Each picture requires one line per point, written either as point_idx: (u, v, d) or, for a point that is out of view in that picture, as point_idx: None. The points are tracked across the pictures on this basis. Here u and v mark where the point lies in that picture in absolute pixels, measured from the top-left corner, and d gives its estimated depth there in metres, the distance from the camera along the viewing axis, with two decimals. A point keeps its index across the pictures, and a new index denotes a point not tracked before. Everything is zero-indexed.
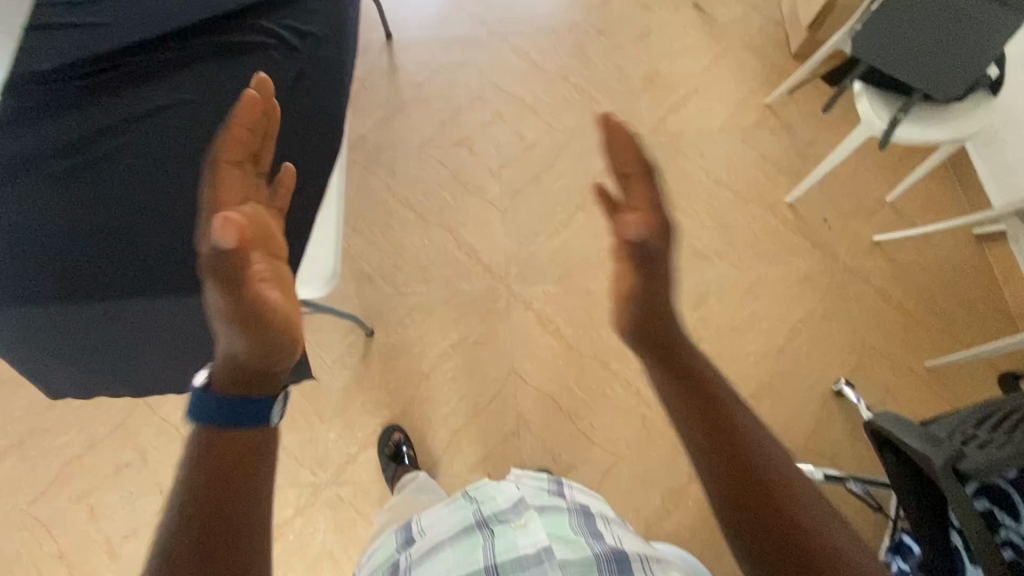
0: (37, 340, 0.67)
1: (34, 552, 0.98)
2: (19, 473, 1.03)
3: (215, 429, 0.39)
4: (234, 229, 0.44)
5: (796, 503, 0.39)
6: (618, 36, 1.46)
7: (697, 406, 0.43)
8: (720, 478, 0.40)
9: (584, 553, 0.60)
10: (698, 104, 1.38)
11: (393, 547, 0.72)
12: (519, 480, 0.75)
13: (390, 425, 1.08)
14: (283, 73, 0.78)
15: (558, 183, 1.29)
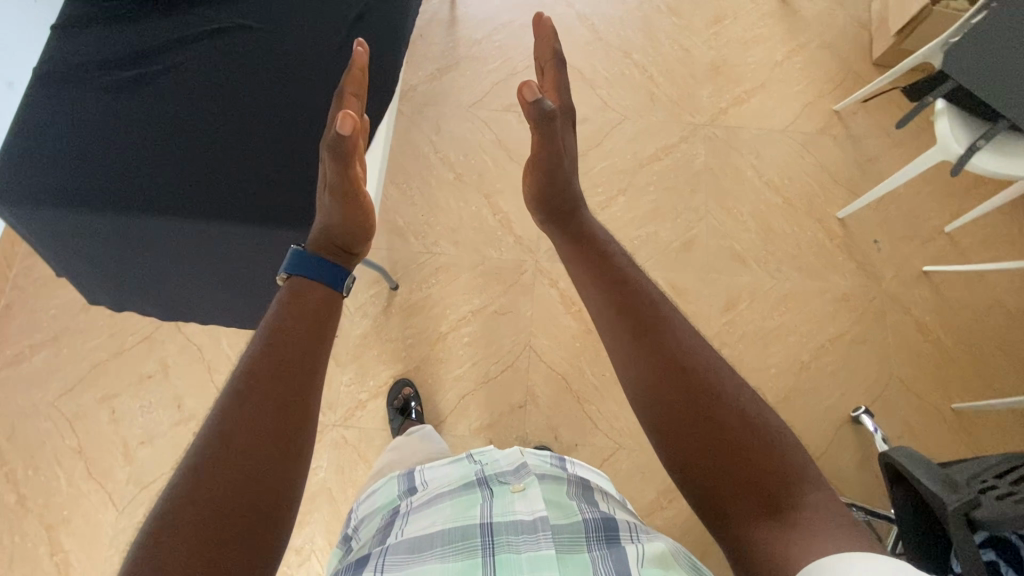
0: (74, 245, 0.69)
1: (57, 443, 1.04)
2: (47, 371, 1.08)
3: (310, 285, 0.57)
4: (353, 128, 0.61)
5: (757, 452, 0.47)
6: (690, 16, 1.38)
7: (669, 380, 0.51)
8: (693, 441, 0.49)
9: (575, 520, 0.59)
10: (763, 100, 1.31)
11: (397, 491, 0.75)
12: (528, 449, 0.76)
13: (400, 378, 1.09)
14: (348, 7, 0.76)
15: (603, 163, 1.25)
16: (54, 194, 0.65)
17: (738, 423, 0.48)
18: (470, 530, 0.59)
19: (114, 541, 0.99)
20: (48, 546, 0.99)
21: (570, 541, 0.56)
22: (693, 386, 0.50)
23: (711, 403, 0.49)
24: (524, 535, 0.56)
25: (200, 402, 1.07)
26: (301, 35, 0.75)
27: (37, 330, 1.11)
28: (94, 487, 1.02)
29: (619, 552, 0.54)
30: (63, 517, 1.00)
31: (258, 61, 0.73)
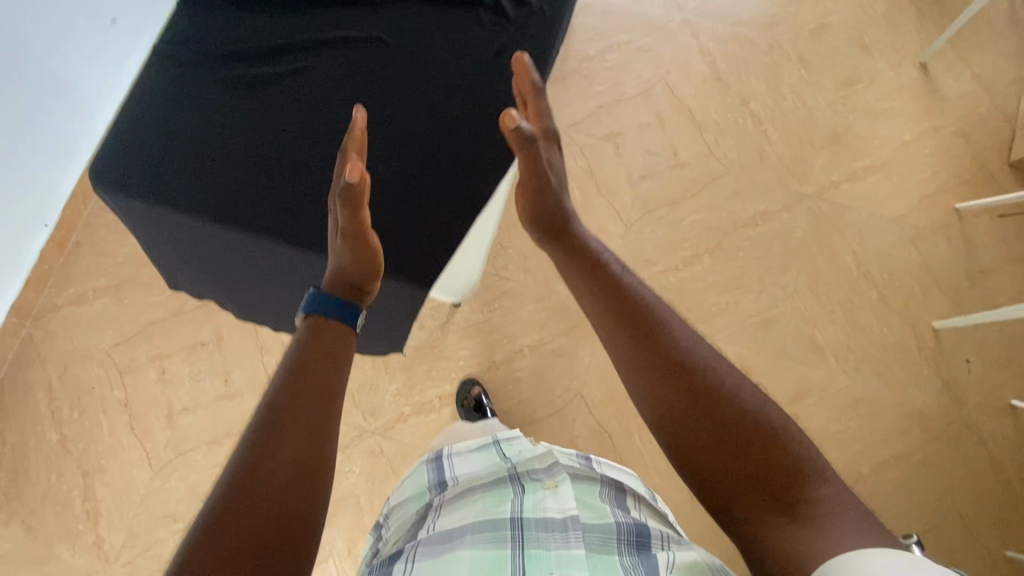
0: (168, 239, 0.67)
1: (105, 391, 1.05)
2: (106, 318, 1.08)
3: (319, 329, 0.54)
4: (362, 177, 0.56)
5: (762, 444, 0.48)
6: (821, 72, 1.28)
7: (675, 386, 0.52)
8: (704, 447, 0.50)
9: (607, 521, 0.58)
10: (880, 182, 1.21)
11: (426, 480, 0.70)
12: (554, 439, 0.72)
13: (467, 377, 1.09)
14: (487, 38, 0.69)
15: (695, 216, 1.18)
16: (155, 193, 0.62)
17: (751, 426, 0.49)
18: (501, 525, 0.58)
19: (145, 500, 1.01)
20: (82, 492, 1.01)
21: (601, 541, 0.55)
22: (704, 394, 0.51)
23: (715, 403, 0.50)
24: (555, 532, 0.56)
25: (246, 381, 1.07)
26: (432, 61, 0.68)
27: (101, 275, 1.10)
28: (135, 443, 1.03)
29: (648, 558, 0.53)
30: (101, 466, 1.02)
31: (382, 84, 0.67)
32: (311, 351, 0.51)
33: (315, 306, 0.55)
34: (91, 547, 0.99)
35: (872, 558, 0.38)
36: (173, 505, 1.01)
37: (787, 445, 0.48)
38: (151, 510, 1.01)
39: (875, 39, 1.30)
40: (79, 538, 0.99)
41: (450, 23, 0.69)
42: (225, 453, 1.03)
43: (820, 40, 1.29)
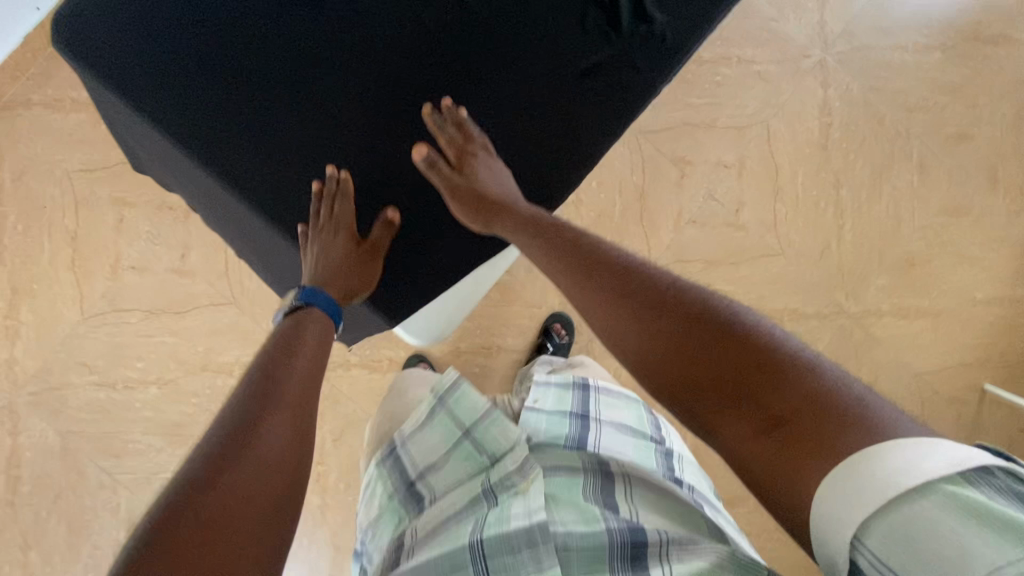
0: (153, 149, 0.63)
1: (58, 215, 0.97)
2: (81, 138, 0.98)
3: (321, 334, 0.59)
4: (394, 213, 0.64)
5: (762, 359, 0.42)
6: (933, 186, 1.11)
7: (645, 316, 0.50)
8: (702, 384, 0.44)
9: (593, 532, 0.50)
10: (926, 329, 1.10)
11: (390, 486, 0.61)
12: (542, 385, 0.68)
13: (415, 354, 1.01)
14: (588, 49, 0.65)
15: (725, 285, 1.07)
16: (148, 102, 0.57)
17: (749, 350, 0.43)
18: (462, 556, 0.50)
19: (67, 341, 0.97)
20: (6, 308, 0.96)
21: (587, 562, 0.49)
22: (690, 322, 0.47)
23: (706, 328, 0.46)
24: (523, 556, 0.49)
25: (203, 264, 0.99)
26: (517, 53, 0.64)
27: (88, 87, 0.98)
28: (72, 280, 0.97)
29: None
30: (31, 290, 0.97)
31: (453, 60, 0.62)
32: (298, 331, 0.57)
33: (298, 297, 0.60)
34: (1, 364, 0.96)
35: (897, 458, 0.34)
36: (92, 356, 0.97)
37: (791, 355, 0.42)
38: (69, 352, 0.97)
39: (1008, 176, 1.12)
40: None
41: (555, 12, 0.64)
42: (158, 326, 0.98)
43: (951, 150, 1.12)
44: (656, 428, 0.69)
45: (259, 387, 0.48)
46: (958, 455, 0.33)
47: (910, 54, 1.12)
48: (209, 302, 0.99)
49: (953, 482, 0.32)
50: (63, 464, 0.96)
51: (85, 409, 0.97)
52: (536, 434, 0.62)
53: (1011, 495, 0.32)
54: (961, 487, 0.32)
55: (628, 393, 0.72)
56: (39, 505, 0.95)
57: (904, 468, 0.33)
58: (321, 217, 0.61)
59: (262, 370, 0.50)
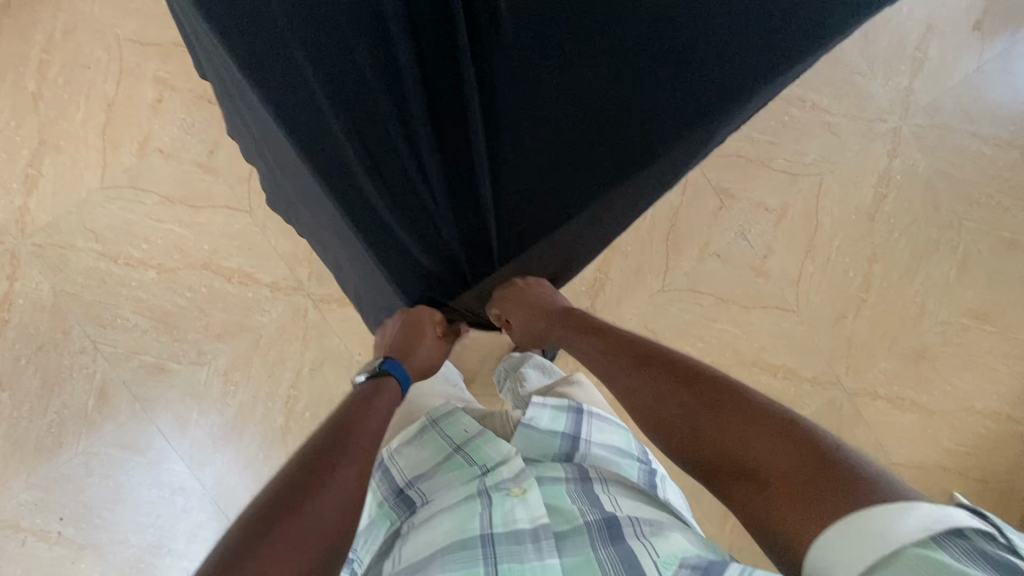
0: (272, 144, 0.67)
1: (100, 80, 0.97)
2: (141, 11, 0.97)
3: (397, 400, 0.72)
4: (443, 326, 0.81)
5: (783, 459, 0.45)
6: (968, 286, 1.08)
7: (673, 411, 0.55)
8: (733, 473, 0.48)
9: (578, 524, 0.53)
10: (916, 423, 1.08)
11: (381, 493, 0.64)
12: (537, 403, 0.64)
13: None
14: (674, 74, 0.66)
15: (730, 325, 1.05)
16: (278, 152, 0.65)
17: (742, 419, 0.50)
18: (472, 540, 0.52)
19: (81, 205, 0.97)
20: (29, 156, 0.96)
21: (578, 555, 0.50)
22: (685, 403, 0.55)
23: (747, 423, 0.49)
24: (527, 548, 0.52)
25: (229, 165, 0.99)
26: (605, 82, 0.67)
27: None
28: (99, 147, 0.97)
29: (628, 556, 0.48)
30: (58, 146, 0.97)
31: (535, 118, 0.67)
32: (376, 391, 0.69)
33: (382, 367, 0.72)
34: (13, 210, 0.96)
35: (891, 524, 0.38)
36: (102, 226, 0.98)
37: (824, 454, 0.44)
38: (81, 217, 0.98)
39: None
40: (7, 192, 0.96)
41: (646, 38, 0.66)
42: (170, 215, 0.98)
43: (998, 256, 1.08)
44: (642, 450, 0.70)
45: (330, 446, 0.56)
46: (923, 522, 0.37)
47: (987, 145, 1.07)
48: (226, 205, 0.99)
49: (924, 546, 0.36)
50: (52, 320, 0.98)
51: (83, 275, 0.98)
52: (528, 451, 0.63)
53: (982, 557, 0.35)
54: (929, 549, 0.36)
55: (615, 417, 0.71)
56: (19, 353, 0.97)
57: (880, 532, 0.37)
58: (421, 327, 0.78)
59: (329, 432, 0.59)
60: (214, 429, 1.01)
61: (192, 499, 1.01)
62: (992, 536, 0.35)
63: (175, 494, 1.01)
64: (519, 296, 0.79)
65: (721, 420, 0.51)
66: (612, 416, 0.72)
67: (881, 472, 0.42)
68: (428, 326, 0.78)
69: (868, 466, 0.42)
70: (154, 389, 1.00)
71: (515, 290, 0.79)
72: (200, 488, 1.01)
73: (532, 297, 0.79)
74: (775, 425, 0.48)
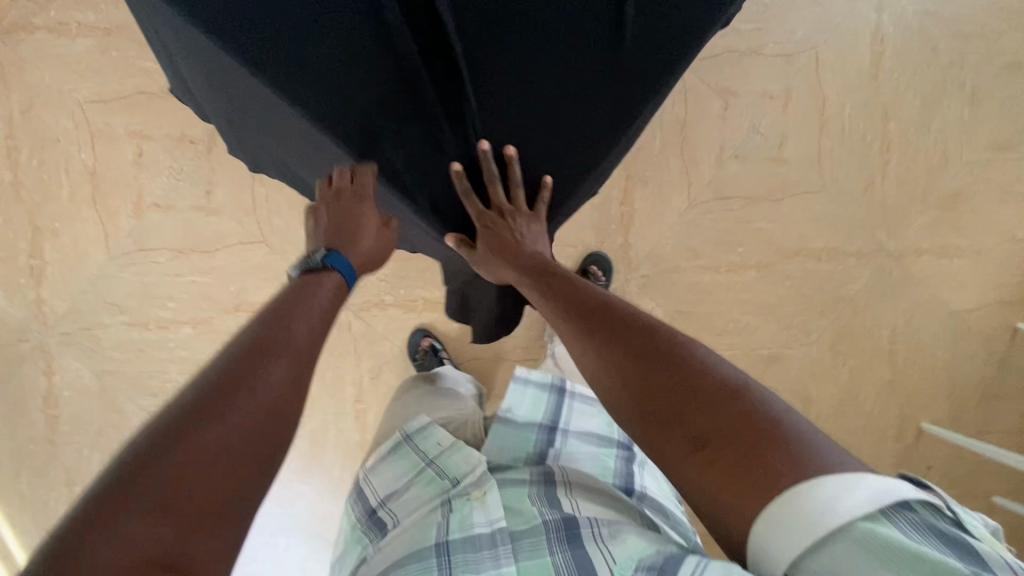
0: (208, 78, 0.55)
1: (74, 151, 0.93)
2: (91, 70, 0.92)
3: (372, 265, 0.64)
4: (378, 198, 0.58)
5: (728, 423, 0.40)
6: (983, 119, 1.07)
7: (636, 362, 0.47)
8: (679, 432, 0.42)
9: (536, 523, 0.57)
10: (964, 267, 1.08)
11: (356, 516, 0.69)
12: (513, 398, 0.71)
13: (422, 324, 1.01)
14: None
15: (763, 222, 1.04)
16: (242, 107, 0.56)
17: (676, 376, 0.44)
18: (427, 551, 0.56)
19: (95, 281, 0.95)
20: (29, 248, 0.93)
21: (534, 548, 0.55)
22: (646, 357, 0.46)
23: (686, 386, 0.43)
24: (484, 553, 0.56)
25: (229, 201, 0.95)
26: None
27: (98, 19, 0.92)
28: (95, 218, 0.94)
29: (583, 558, 0.52)
30: (53, 229, 0.93)
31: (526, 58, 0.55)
32: (314, 288, 0.54)
33: (324, 260, 0.58)
34: (29, 306, 0.94)
35: (841, 495, 0.35)
36: (122, 296, 0.95)
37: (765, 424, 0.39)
38: (98, 293, 0.95)
39: None
40: (18, 290, 0.93)
41: None
42: (188, 267, 0.96)
43: (1005, 82, 1.07)
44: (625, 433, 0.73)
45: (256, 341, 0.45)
46: (878, 485, 0.35)
47: None
48: (239, 241, 0.96)
49: (872, 520, 0.35)
50: (102, 403, 0.96)
51: (119, 349, 0.96)
52: (500, 453, 0.69)
53: (933, 531, 0.34)
54: (879, 524, 0.35)
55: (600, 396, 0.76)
56: (80, 444, 0.96)
57: (829, 504, 0.35)
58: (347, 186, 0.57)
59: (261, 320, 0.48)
60: (293, 464, 1.00)
61: (293, 536, 1.01)
62: (940, 511, 0.35)
63: (275, 535, 1.00)
64: (499, 235, 0.62)
65: (651, 375, 0.45)
66: (599, 399, 0.76)
67: (804, 436, 0.39)
68: (362, 196, 0.57)
69: (796, 429, 0.39)
70: None
71: (489, 218, 0.61)
72: (297, 522, 1.01)
73: (515, 238, 0.63)
74: (708, 389, 0.42)
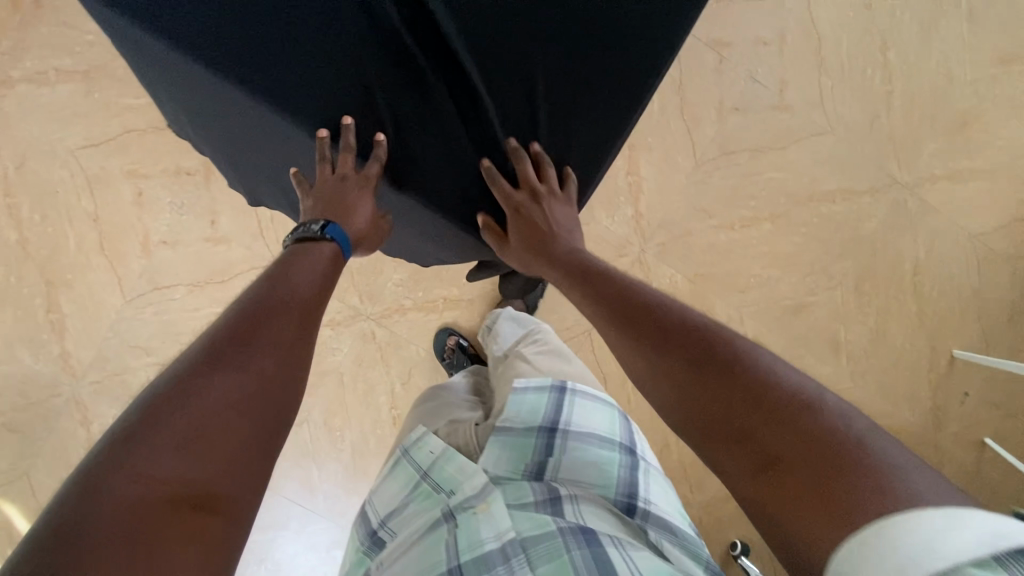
0: (199, 106, 0.55)
1: (73, 199, 0.92)
2: (78, 115, 0.91)
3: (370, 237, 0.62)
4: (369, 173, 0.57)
5: (797, 446, 0.34)
6: (983, 35, 1.04)
7: (693, 370, 0.42)
8: (749, 454, 0.36)
9: (549, 532, 0.52)
10: (980, 189, 1.07)
11: (359, 540, 0.62)
12: (513, 403, 0.62)
13: (445, 324, 1.01)
14: None
15: (772, 172, 1.03)
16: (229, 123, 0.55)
17: (739, 389, 0.39)
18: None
19: (116, 326, 0.94)
20: (47, 302, 0.93)
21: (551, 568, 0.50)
22: (698, 366, 0.42)
23: (752, 399, 0.38)
24: (499, 569, 0.51)
25: (236, 227, 0.95)
26: None
27: (78, 62, 0.91)
28: (105, 263, 0.93)
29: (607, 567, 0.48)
30: (66, 279, 0.93)
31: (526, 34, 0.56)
32: (303, 258, 0.54)
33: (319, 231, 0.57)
34: (56, 359, 0.94)
35: (940, 526, 0.28)
36: (145, 337, 0.95)
37: (844, 444, 0.33)
38: (121, 337, 0.95)
39: None
40: (43, 346, 0.94)
41: None
42: (205, 299, 0.95)
43: None
44: (627, 432, 0.66)
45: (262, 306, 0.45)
46: (987, 523, 0.28)
47: None
48: (251, 266, 0.95)
49: (982, 565, 0.27)
50: None
51: None
52: (500, 463, 0.59)
53: None
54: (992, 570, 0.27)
55: (599, 393, 0.69)
56: None
57: (921, 536, 0.28)
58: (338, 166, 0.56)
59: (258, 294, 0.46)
60: (338, 478, 1.01)
61: None
62: None
63: (330, 549, 1.01)
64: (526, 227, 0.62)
65: (710, 385, 0.40)
66: (598, 393, 0.69)
67: (892, 459, 0.33)
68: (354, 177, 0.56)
69: (880, 455, 0.33)
70: None
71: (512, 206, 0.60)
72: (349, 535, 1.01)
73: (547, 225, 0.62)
74: (775, 400, 0.37)
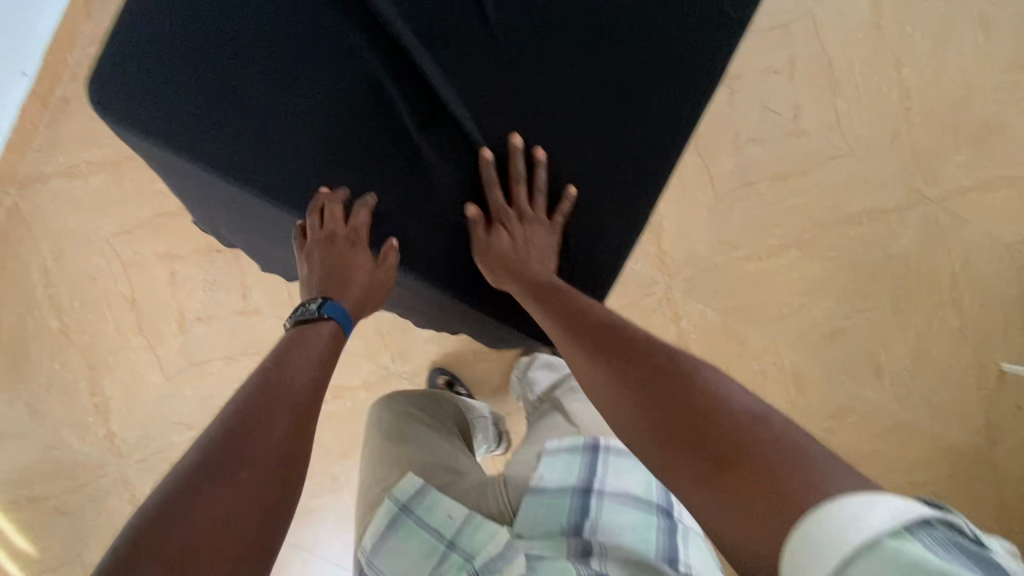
0: (234, 207, 0.63)
1: (111, 284, 0.95)
2: (111, 203, 0.95)
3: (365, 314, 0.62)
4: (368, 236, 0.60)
5: (724, 440, 0.37)
6: (999, 42, 1.03)
7: (631, 379, 0.45)
8: (677, 448, 0.39)
9: None
10: (1014, 196, 1.03)
11: None
12: (543, 463, 0.63)
13: (477, 377, 1.01)
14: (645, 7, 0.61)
15: (795, 198, 1.02)
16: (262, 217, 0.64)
17: (681, 395, 0.41)
18: None
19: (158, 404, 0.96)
20: (90, 386, 0.96)
21: None
22: (643, 379, 0.44)
23: (687, 401, 0.40)
24: None
25: (267, 299, 0.96)
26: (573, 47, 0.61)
27: (110, 154, 0.94)
28: (144, 344, 0.96)
29: None
30: (108, 363, 0.96)
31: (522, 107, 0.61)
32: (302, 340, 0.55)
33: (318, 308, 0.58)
34: (102, 441, 0.96)
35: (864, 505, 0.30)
36: (186, 413, 0.97)
37: (777, 446, 0.35)
38: (163, 414, 0.96)
39: None
40: (89, 429, 0.96)
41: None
42: (241, 371, 0.97)
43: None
44: (666, 494, 0.63)
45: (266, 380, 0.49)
46: (897, 501, 0.30)
47: None
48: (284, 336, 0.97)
49: (893, 537, 0.29)
50: None
51: None
52: (534, 525, 0.58)
53: (956, 548, 0.29)
54: (903, 541, 0.28)
55: (639, 453, 0.66)
56: None
57: (851, 519, 0.29)
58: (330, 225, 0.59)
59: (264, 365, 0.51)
60: None
61: None
62: (959, 528, 0.30)
63: None
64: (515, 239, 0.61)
65: (651, 394, 0.43)
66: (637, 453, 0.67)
67: (821, 460, 0.34)
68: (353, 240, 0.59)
69: (809, 451, 0.35)
70: (310, 530, 1.00)
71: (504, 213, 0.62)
72: None
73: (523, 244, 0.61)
74: (701, 395, 0.40)
